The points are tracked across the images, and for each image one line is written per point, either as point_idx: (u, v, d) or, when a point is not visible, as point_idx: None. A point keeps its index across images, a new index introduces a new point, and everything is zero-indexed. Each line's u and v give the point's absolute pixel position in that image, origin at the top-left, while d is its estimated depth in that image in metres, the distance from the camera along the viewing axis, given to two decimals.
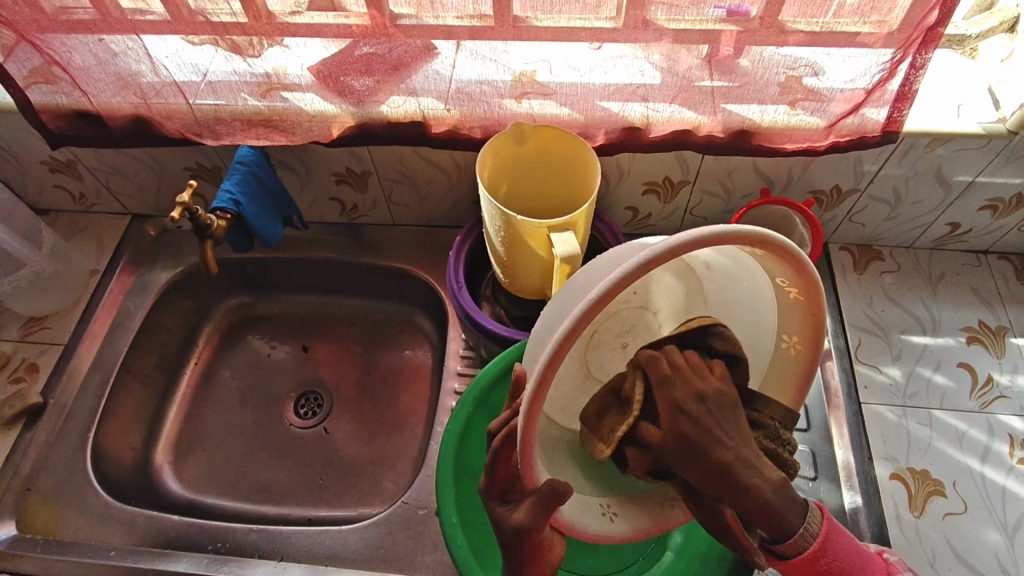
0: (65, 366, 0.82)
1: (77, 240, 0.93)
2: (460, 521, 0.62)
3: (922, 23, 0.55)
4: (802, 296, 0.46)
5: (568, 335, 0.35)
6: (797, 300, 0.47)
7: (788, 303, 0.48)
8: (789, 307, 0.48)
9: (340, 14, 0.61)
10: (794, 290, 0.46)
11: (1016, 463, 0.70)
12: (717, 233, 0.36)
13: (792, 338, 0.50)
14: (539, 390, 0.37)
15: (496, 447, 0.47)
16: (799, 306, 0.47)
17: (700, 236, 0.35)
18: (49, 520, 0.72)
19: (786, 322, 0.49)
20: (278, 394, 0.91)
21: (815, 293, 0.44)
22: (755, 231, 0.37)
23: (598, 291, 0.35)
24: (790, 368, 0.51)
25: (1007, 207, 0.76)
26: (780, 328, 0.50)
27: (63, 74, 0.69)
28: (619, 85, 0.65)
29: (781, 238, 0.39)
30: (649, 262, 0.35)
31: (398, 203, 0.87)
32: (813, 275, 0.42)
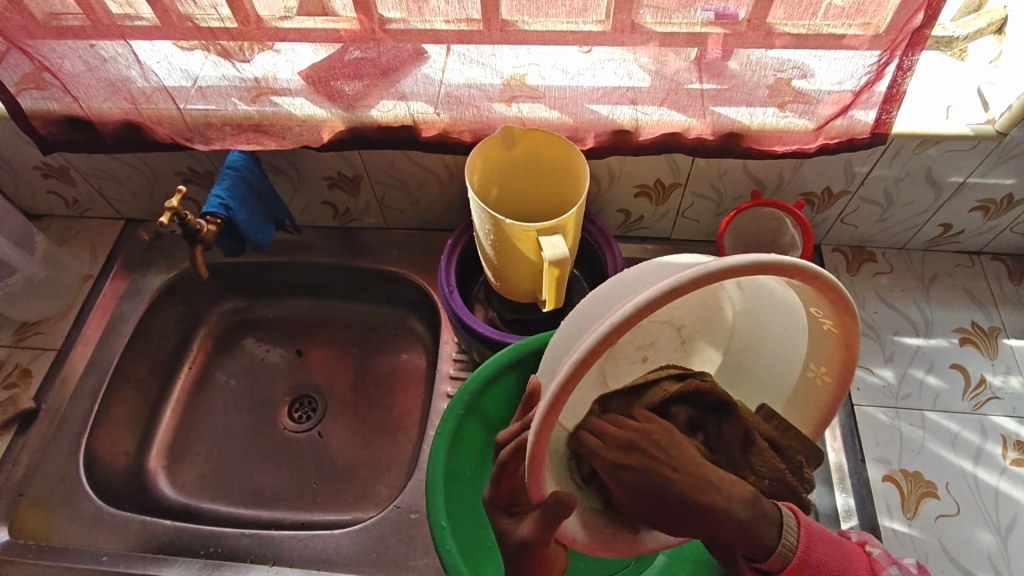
0: (58, 371, 0.82)
1: (70, 245, 0.93)
2: (449, 525, 0.61)
3: (908, 24, 0.55)
4: (835, 330, 0.46)
5: (590, 347, 0.35)
6: (830, 333, 0.47)
7: (820, 333, 0.48)
8: (820, 337, 0.49)
9: (329, 19, 0.61)
10: (828, 322, 0.46)
11: (1009, 465, 0.70)
12: (751, 264, 0.35)
13: (820, 369, 0.50)
14: (556, 400, 0.37)
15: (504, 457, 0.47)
16: (829, 338, 0.48)
17: (737, 263, 0.35)
18: (42, 525, 0.72)
19: (815, 352, 0.50)
20: (271, 398, 0.91)
21: (849, 327, 0.44)
22: (793, 261, 0.37)
23: (627, 312, 0.35)
24: (815, 395, 0.52)
25: (998, 208, 0.76)
26: (809, 356, 0.51)
27: (54, 80, 0.69)
28: (608, 88, 0.65)
29: (817, 270, 0.39)
30: (681, 288, 0.34)
31: (390, 207, 0.88)
32: (849, 310, 0.43)
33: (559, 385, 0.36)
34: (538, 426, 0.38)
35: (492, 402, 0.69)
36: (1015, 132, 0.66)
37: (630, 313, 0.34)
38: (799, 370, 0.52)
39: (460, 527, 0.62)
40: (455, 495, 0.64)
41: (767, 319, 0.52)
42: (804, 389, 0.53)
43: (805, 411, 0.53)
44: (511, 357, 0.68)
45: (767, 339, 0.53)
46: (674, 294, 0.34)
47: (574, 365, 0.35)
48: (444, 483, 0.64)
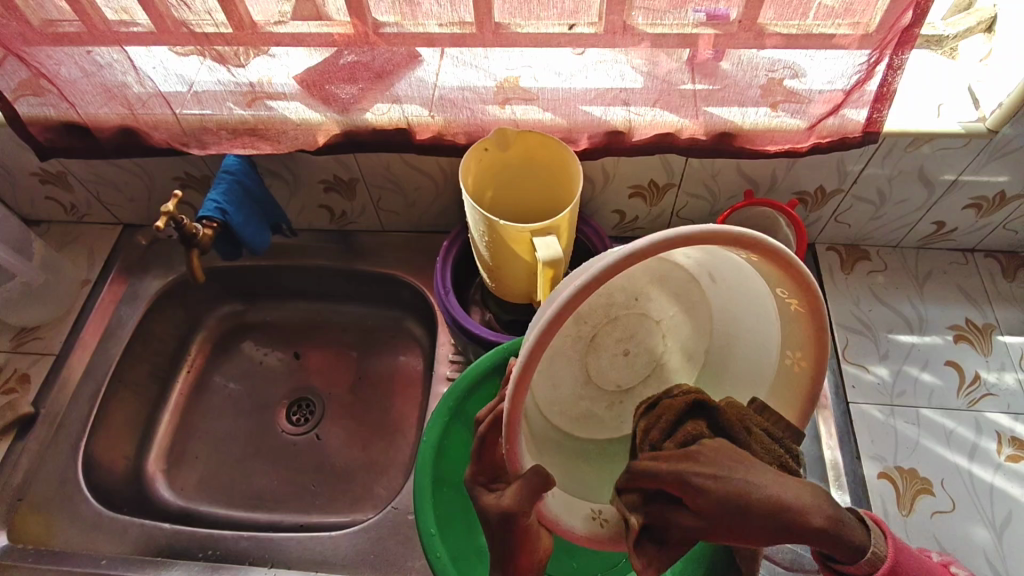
0: (57, 376, 0.82)
1: (69, 250, 0.94)
2: (438, 531, 0.61)
3: (897, 24, 0.56)
4: (802, 309, 0.44)
5: (549, 323, 0.36)
6: (798, 313, 0.45)
7: (790, 316, 0.46)
8: (790, 320, 0.46)
9: (323, 24, 0.61)
10: (793, 301, 0.44)
11: (1004, 461, 0.70)
12: (701, 231, 0.35)
13: (796, 354, 0.47)
14: (521, 379, 0.38)
15: (483, 432, 0.50)
16: (799, 320, 0.45)
17: (687, 232, 0.35)
18: (42, 529, 0.72)
19: (788, 337, 0.47)
20: (270, 402, 0.91)
21: (812, 302, 0.42)
22: (740, 234, 0.37)
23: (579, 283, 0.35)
24: (794, 385, 0.48)
25: (991, 205, 0.77)
26: (783, 343, 0.48)
27: (51, 86, 0.70)
28: (601, 89, 0.66)
29: (774, 243, 0.38)
30: (633, 254, 0.34)
31: (386, 209, 0.88)
32: (809, 283, 0.41)
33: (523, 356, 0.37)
34: (508, 397, 0.39)
35: (480, 405, 0.69)
36: (1007, 129, 0.66)
37: (587, 282, 0.35)
38: (776, 360, 0.49)
39: (449, 531, 0.63)
40: (446, 499, 0.65)
41: (744, 309, 0.50)
42: (785, 381, 0.48)
43: (790, 405, 0.48)
44: (497, 359, 0.68)
45: (744, 332, 0.51)
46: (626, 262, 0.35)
47: (535, 336, 0.36)
48: (433, 488, 0.64)
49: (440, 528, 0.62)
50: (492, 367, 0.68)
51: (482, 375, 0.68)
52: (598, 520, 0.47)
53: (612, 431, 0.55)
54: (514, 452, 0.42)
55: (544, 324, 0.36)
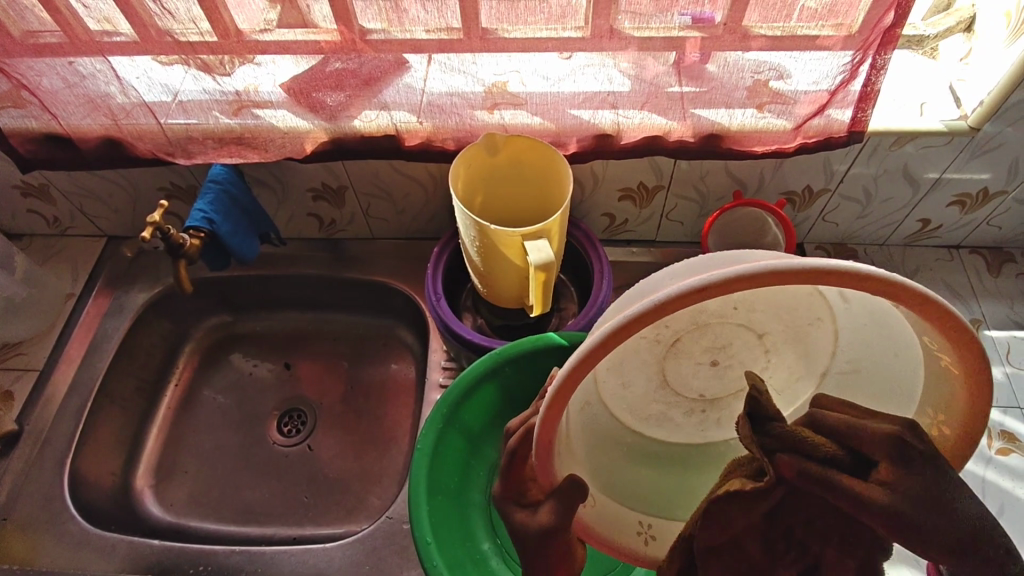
0: (41, 393, 0.80)
1: (52, 263, 0.92)
2: (435, 539, 0.60)
3: (879, 24, 0.57)
4: (953, 366, 0.36)
5: (611, 334, 0.32)
6: (950, 370, 0.37)
7: (943, 372, 0.38)
8: (940, 375, 0.38)
9: (310, 31, 0.61)
10: (944, 356, 0.36)
11: (995, 454, 0.71)
12: (806, 265, 0.29)
13: (937, 417, 0.38)
14: (562, 391, 0.35)
15: (513, 448, 0.47)
16: (951, 380, 0.37)
17: (782, 268, 0.29)
18: (26, 550, 0.71)
19: (931, 392, 0.39)
20: (260, 414, 0.90)
21: (969, 364, 0.34)
22: (887, 281, 0.30)
23: (638, 310, 0.31)
24: None
25: (974, 202, 0.78)
26: (924, 398, 0.39)
27: (32, 98, 0.69)
28: (589, 93, 0.66)
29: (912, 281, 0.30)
30: (684, 295, 0.30)
31: (375, 216, 0.87)
32: (975, 344, 0.33)
33: (567, 373, 0.34)
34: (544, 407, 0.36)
35: (471, 412, 0.69)
36: (988, 127, 0.68)
37: (646, 310, 0.30)
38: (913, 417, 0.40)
39: (445, 538, 0.62)
40: (441, 506, 0.64)
41: (878, 344, 0.42)
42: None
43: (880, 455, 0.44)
44: (486, 367, 0.68)
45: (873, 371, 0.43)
46: (699, 294, 0.30)
47: (578, 356, 0.33)
48: (429, 496, 0.63)
49: (436, 537, 0.61)
50: (480, 376, 0.68)
51: (475, 381, 0.68)
52: (643, 536, 0.45)
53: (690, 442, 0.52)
54: (544, 463, 0.40)
55: (605, 333, 0.32)
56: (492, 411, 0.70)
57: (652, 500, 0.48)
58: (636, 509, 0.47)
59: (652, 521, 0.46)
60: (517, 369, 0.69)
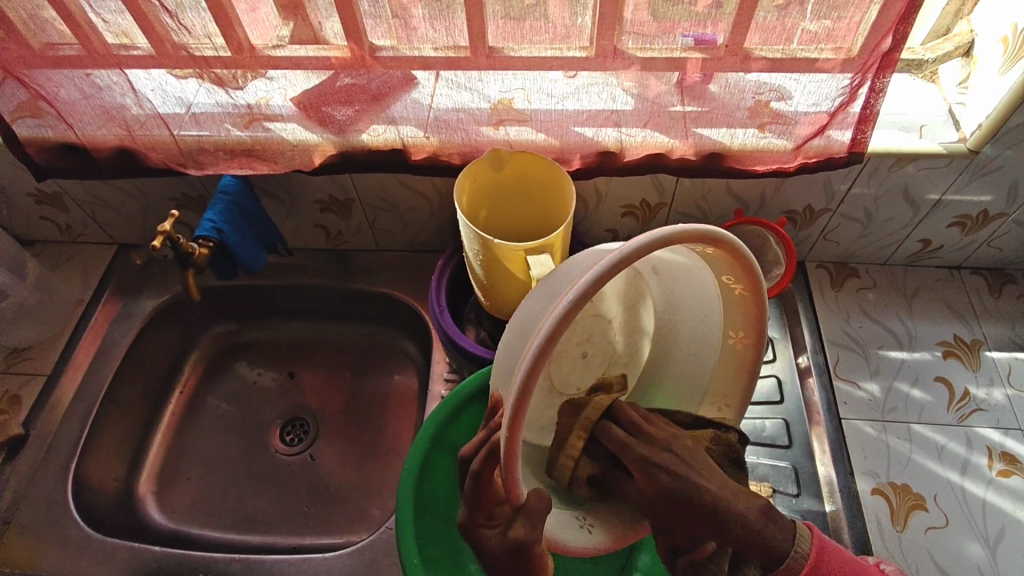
0: (48, 398, 0.81)
1: (62, 270, 0.94)
2: (422, 561, 0.60)
3: (878, 48, 0.58)
4: (746, 292, 0.49)
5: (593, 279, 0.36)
6: (742, 296, 0.50)
7: (732, 300, 0.51)
8: (732, 302, 0.51)
9: (321, 47, 0.63)
10: (739, 286, 0.49)
11: (995, 476, 0.70)
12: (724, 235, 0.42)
13: (737, 334, 0.53)
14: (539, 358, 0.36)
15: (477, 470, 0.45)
16: (742, 301, 0.50)
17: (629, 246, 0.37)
18: (30, 554, 0.71)
19: (728, 320, 0.53)
20: (264, 422, 0.91)
21: (757, 285, 0.48)
22: (741, 248, 0.43)
23: (563, 306, 0.36)
24: (735, 363, 0.55)
25: (975, 223, 0.78)
26: (725, 325, 0.53)
27: (49, 108, 0.71)
28: (593, 111, 0.67)
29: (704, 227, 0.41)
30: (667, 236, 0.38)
31: (381, 229, 0.89)
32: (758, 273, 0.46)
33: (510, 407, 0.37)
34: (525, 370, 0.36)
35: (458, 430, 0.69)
36: (987, 149, 0.68)
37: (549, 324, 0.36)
38: (718, 343, 0.55)
39: (437, 562, 0.61)
40: (430, 527, 0.64)
41: (684, 299, 0.54)
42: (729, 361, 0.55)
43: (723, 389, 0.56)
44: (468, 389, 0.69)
45: (685, 323, 0.55)
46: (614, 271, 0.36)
47: (558, 313, 0.35)
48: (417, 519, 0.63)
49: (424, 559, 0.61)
50: (465, 398, 0.69)
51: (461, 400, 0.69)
52: (586, 527, 0.49)
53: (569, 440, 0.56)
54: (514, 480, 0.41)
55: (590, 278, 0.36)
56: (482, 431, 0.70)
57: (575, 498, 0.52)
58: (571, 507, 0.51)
59: (584, 511, 0.50)
60: None
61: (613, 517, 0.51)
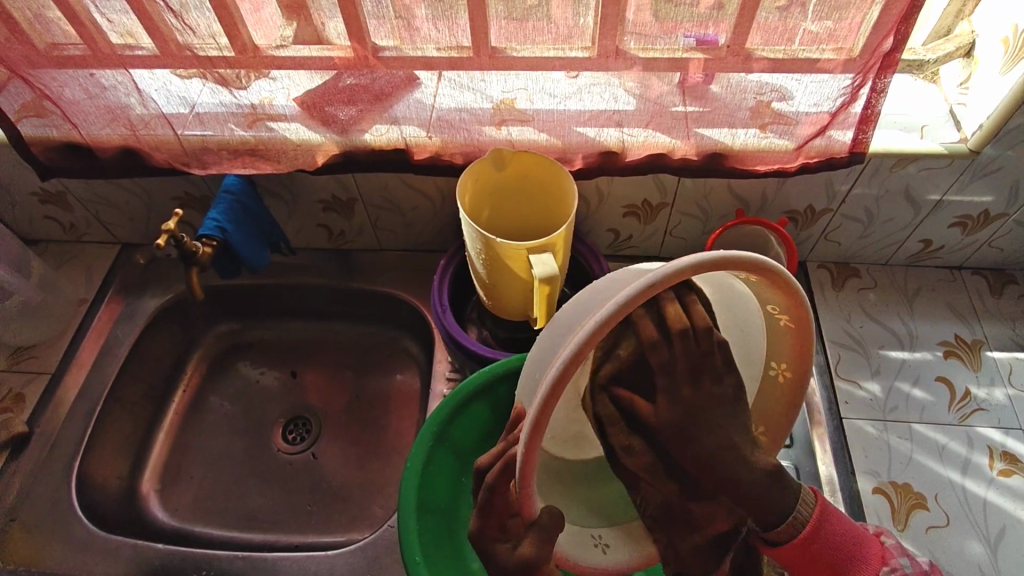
0: (52, 396, 0.82)
1: (66, 269, 0.94)
2: (423, 559, 0.61)
3: (879, 49, 0.58)
4: (792, 324, 0.49)
5: (641, 291, 0.36)
6: (787, 327, 0.50)
7: (778, 331, 0.51)
8: (778, 334, 0.52)
9: (324, 47, 0.63)
10: (784, 317, 0.49)
11: (996, 475, 0.71)
12: (780, 268, 0.41)
13: (781, 366, 0.53)
14: (571, 365, 0.36)
15: (491, 482, 0.43)
16: (787, 333, 0.50)
17: (677, 265, 0.36)
18: (34, 551, 0.71)
19: (774, 351, 0.53)
20: (266, 420, 0.91)
21: (804, 319, 0.47)
22: (787, 279, 0.43)
23: (607, 311, 0.36)
24: (777, 394, 0.54)
25: (976, 223, 0.79)
26: (770, 356, 0.54)
27: (54, 108, 0.71)
28: (595, 111, 0.67)
29: (764, 258, 0.40)
30: (724, 259, 0.38)
31: (384, 228, 0.89)
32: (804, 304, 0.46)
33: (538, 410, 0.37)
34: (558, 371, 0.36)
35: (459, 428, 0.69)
36: (987, 150, 0.69)
37: (589, 334, 0.36)
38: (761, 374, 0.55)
39: (437, 560, 0.62)
40: (432, 525, 0.64)
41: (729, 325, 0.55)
42: (772, 393, 0.55)
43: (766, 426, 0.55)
44: (471, 387, 0.69)
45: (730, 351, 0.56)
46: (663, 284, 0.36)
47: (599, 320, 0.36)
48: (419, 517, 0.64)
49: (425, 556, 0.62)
50: (468, 396, 0.69)
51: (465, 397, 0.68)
52: (599, 546, 0.52)
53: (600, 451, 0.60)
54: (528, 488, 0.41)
55: (637, 289, 0.36)
56: (482, 430, 0.70)
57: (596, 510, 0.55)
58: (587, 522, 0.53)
59: (602, 532, 0.53)
60: (498, 392, 0.70)
61: (631, 547, 0.52)
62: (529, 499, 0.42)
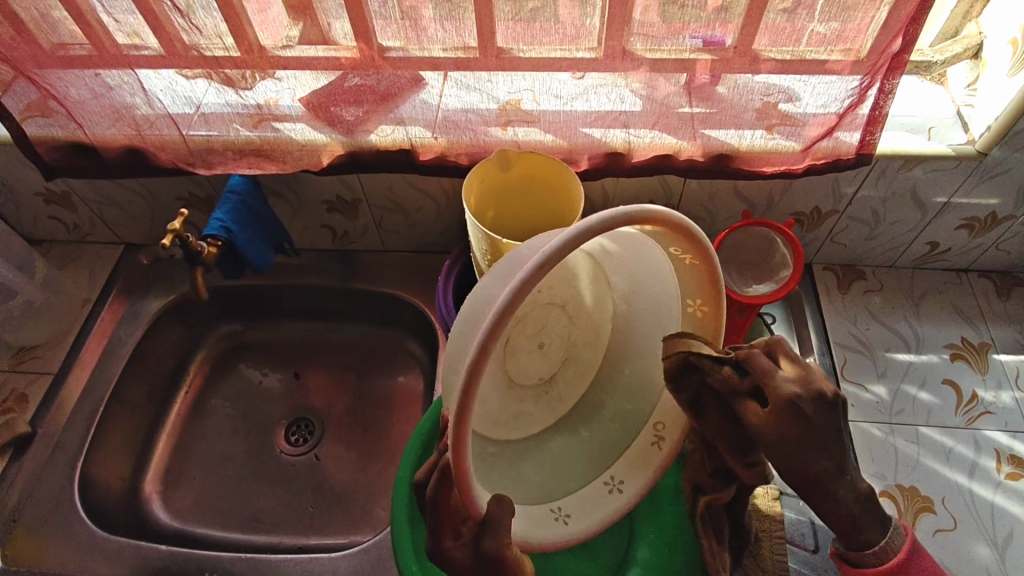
0: (54, 396, 0.81)
1: (70, 269, 0.94)
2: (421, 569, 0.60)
3: (887, 50, 0.58)
4: (695, 260, 0.50)
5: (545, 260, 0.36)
6: (692, 264, 0.52)
7: (684, 268, 0.53)
8: (685, 270, 0.54)
9: (331, 47, 0.63)
10: (687, 256, 0.51)
11: (1004, 479, 0.70)
12: (666, 216, 0.44)
13: (696, 302, 0.54)
14: (486, 351, 0.35)
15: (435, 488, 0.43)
16: (694, 269, 0.52)
17: (576, 234, 0.37)
18: (35, 552, 0.71)
19: (685, 288, 0.55)
20: (268, 422, 0.91)
21: (707, 256, 0.49)
22: (680, 220, 0.44)
23: (515, 289, 0.36)
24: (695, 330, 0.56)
25: (982, 225, 0.78)
26: (683, 293, 0.55)
27: (59, 107, 0.71)
28: (601, 112, 0.67)
29: (647, 209, 0.42)
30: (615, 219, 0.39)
31: (388, 229, 0.89)
32: (702, 239, 0.47)
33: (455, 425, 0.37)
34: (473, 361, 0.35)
35: None
36: (995, 152, 0.68)
37: (470, 371, 0.35)
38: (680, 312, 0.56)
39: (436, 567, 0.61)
40: None
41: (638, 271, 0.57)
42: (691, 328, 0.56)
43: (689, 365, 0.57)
44: None
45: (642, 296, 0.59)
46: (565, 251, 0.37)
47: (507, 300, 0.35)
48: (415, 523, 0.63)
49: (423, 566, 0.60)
50: None
51: None
52: (561, 518, 0.54)
53: (541, 422, 0.62)
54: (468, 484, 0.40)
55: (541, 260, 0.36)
56: None
57: (551, 491, 0.57)
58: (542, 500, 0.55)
59: (559, 505, 0.55)
60: None
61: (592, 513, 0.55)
62: (478, 510, 0.42)
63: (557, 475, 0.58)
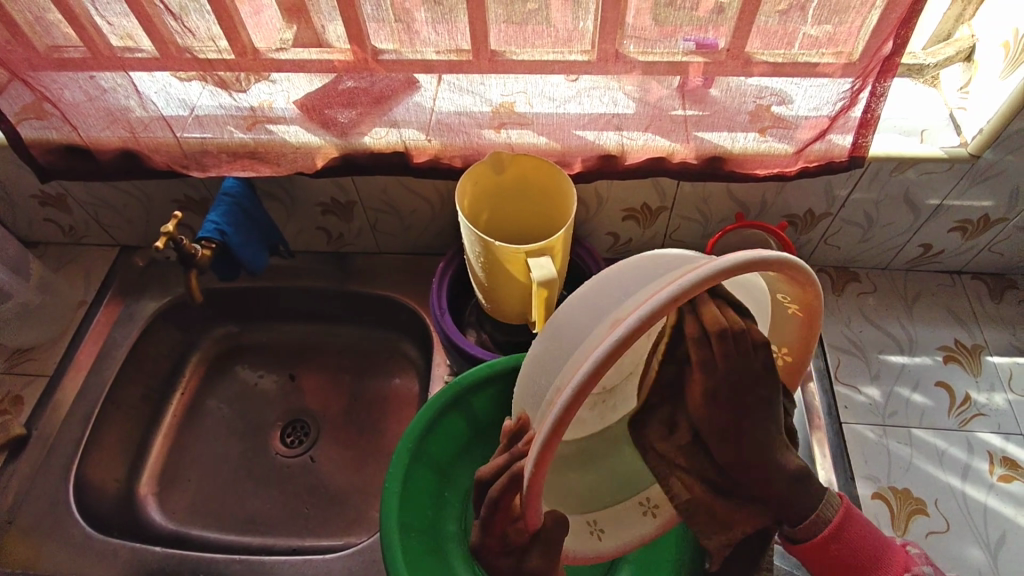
0: (50, 398, 0.82)
1: (65, 271, 0.94)
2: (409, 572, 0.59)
3: (878, 53, 0.58)
4: (802, 313, 0.48)
5: (676, 296, 0.34)
6: (796, 316, 0.49)
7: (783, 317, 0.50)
8: (784, 318, 0.51)
9: (324, 50, 0.63)
10: (793, 305, 0.49)
11: (996, 480, 0.70)
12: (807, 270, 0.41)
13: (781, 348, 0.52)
14: (592, 377, 0.34)
15: (496, 494, 0.43)
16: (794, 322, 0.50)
17: (712, 272, 0.35)
18: (29, 553, 0.71)
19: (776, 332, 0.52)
20: (264, 423, 0.91)
21: (814, 309, 0.47)
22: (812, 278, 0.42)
23: (637, 319, 0.34)
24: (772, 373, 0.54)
25: (975, 228, 0.78)
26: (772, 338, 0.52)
27: (54, 110, 0.71)
28: (595, 115, 0.67)
29: (785, 258, 0.39)
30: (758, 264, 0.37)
31: (383, 231, 0.89)
32: (816, 295, 0.45)
33: (542, 442, 0.36)
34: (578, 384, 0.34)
35: (450, 426, 0.69)
36: (988, 154, 0.68)
37: (578, 388, 0.35)
38: None
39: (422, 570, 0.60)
40: (416, 536, 0.62)
41: None
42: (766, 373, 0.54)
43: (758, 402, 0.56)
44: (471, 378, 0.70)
45: None
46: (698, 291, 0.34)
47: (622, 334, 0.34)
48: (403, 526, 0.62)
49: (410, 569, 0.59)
50: (465, 387, 0.70)
51: (466, 389, 0.70)
52: (595, 533, 0.55)
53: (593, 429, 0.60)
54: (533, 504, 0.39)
55: (671, 295, 0.34)
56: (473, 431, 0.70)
57: (592, 503, 0.57)
58: (582, 512, 0.56)
59: (596, 518, 0.56)
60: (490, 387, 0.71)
61: (624, 527, 0.56)
62: (535, 522, 0.41)
63: (597, 488, 0.58)
